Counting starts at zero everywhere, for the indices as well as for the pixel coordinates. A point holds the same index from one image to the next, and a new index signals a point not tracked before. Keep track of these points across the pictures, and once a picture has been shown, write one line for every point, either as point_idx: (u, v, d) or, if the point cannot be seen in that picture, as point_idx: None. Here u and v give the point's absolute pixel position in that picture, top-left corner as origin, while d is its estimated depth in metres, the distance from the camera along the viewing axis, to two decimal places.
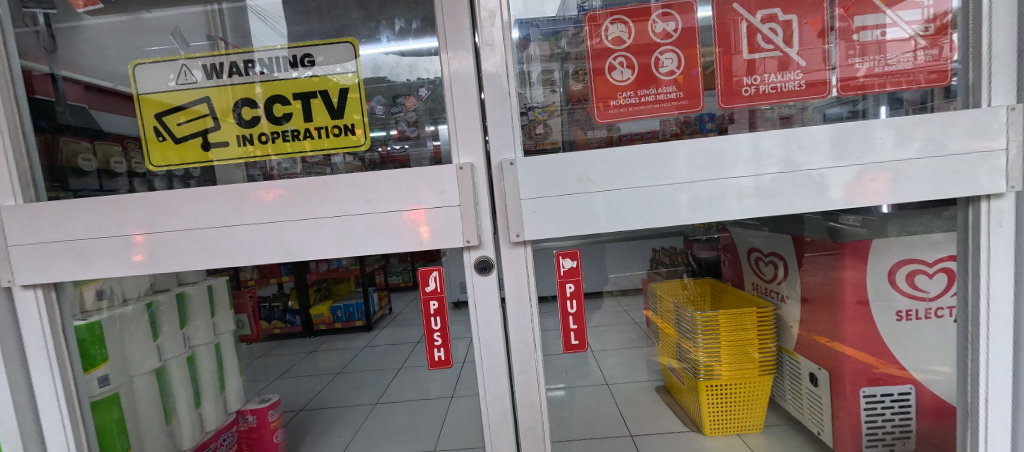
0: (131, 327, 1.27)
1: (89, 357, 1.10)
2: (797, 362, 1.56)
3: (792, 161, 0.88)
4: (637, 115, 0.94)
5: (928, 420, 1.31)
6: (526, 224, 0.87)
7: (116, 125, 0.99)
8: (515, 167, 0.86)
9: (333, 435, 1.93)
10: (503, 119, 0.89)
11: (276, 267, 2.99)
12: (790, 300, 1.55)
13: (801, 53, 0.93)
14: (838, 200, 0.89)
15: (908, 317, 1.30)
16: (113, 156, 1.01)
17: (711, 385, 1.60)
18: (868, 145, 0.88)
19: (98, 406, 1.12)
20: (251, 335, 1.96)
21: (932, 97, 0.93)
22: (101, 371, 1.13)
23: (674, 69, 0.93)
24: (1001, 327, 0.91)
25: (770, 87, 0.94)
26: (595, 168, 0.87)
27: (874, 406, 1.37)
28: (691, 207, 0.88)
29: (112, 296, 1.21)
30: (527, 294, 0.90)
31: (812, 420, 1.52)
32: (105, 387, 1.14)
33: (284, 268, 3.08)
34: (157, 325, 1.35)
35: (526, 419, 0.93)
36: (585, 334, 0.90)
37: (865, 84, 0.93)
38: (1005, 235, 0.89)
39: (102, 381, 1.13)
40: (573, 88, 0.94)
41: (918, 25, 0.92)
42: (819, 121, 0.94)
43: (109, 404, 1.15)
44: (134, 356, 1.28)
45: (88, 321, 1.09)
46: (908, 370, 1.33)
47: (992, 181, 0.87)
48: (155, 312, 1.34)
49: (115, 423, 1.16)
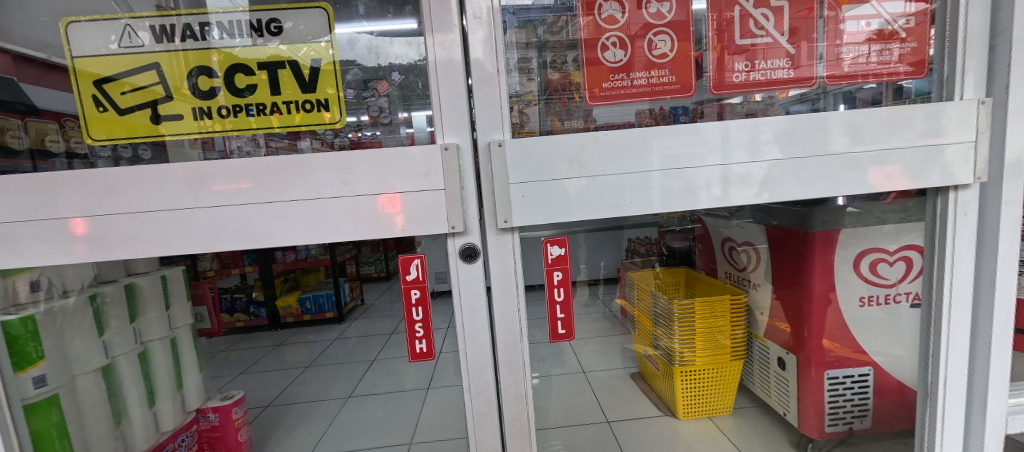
0: (73, 322, 1.16)
1: (22, 355, 1.01)
2: (766, 346, 1.61)
3: (778, 150, 0.88)
4: (632, 98, 0.92)
5: (883, 399, 1.40)
6: (514, 210, 0.83)
7: (51, 98, 0.87)
8: (504, 149, 0.82)
9: (301, 430, 1.85)
10: (491, 98, 0.85)
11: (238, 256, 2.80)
12: (761, 288, 1.57)
13: (790, 41, 0.93)
14: (820, 189, 0.90)
15: (870, 302, 1.35)
16: (47, 135, 0.88)
17: (687, 370, 1.62)
18: (848, 134, 0.89)
19: (33, 409, 1.02)
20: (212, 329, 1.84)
21: (884, 97, 0.96)
22: (39, 370, 1.03)
23: (668, 51, 0.91)
24: (961, 312, 0.96)
25: (760, 74, 0.94)
26: (586, 152, 0.84)
27: (837, 387, 1.43)
28: (678, 193, 0.87)
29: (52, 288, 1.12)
30: (514, 282, 0.87)
31: (778, 401, 1.58)
32: (42, 388, 1.04)
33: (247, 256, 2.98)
34: (103, 319, 1.24)
35: (511, 410, 0.91)
36: (572, 323, 0.88)
37: (850, 74, 0.95)
38: (969, 224, 0.94)
39: (38, 382, 1.03)
40: (550, 78, 0.92)
41: (900, 18, 0.94)
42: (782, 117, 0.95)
43: (47, 406, 1.05)
44: (77, 354, 1.17)
45: (21, 315, 1.01)
46: (867, 353, 1.40)
47: (962, 172, 0.91)
48: (101, 305, 1.22)
49: (55, 427, 1.06)
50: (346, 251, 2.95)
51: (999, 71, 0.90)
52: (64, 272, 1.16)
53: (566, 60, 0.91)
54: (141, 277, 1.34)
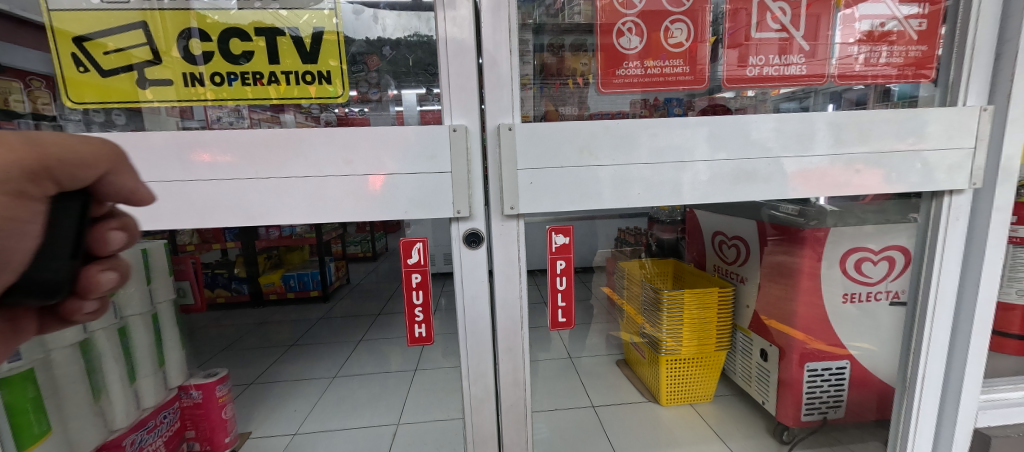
0: None
1: None
2: (749, 338, 1.65)
3: (786, 147, 0.89)
4: (644, 87, 0.91)
5: (857, 390, 1.46)
6: (520, 196, 0.82)
7: (24, 55, 0.81)
8: (514, 133, 0.80)
9: (286, 407, 1.84)
10: (502, 80, 0.82)
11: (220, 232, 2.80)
12: (748, 283, 1.60)
13: (805, 37, 0.93)
14: (822, 188, 0.91)
15: (852, 299, 1.39)
16: (10, 94, 0.82)
17: (673, 359, 1.65)
18: (853, 135, 0.90)
19: (8, 384, 0.99)
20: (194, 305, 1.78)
21: (869, 99, 0.97)
22: None
23: (684, 40, 0.90)
24: (944, 312, 1.00)
25: (774, 70, 0.93)
26: (597, 140, 0.83)
27: (815, 379, 1.47)
28: (685, 187, 0.87)
29: None
30: (516, 269, 0.86)
31: (758, 391, 1.63)
32: (15, 363, 1.01)
33: (228, 232, 2.85)
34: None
35: (508, 396, 0.91)
36: (573, 312, 0.87)
37: (860, 74, 0.95)
38: (959, 227, 0.97)
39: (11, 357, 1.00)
40: (545, 61, 0.90)
41: (913, 20, 0.94)
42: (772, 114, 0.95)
43: (22, 382, 1.01)
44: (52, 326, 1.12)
45: None
46: (845, 347, 1.44)
47: (958, 177, 0.93)
48: None
49: (30, 402, 1.02)
50: (335, 230, 3.16)
51: (1002, 80, 0.91)
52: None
53: (564, 45, 0.90)
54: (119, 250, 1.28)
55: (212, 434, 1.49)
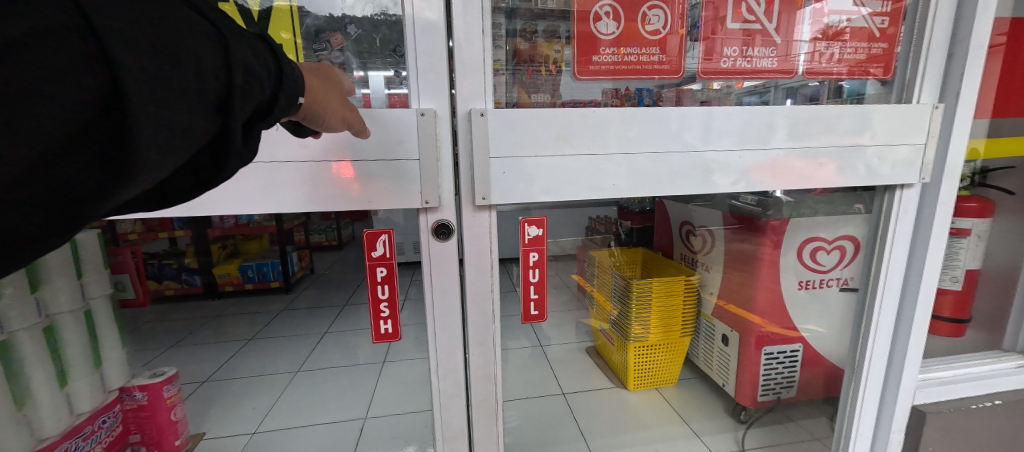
0: None
1: None
2: (712, 324, 1.70)
3: (754, 140, 0.90)
4: (620, 74, 0.89)
5: (808, 369, 1.55)
6: (492, 187, 0.79)
7: None
8: (486, 119, 0.77)
9: (244, 404, 1.77)
10: (475, 62, 0.78)
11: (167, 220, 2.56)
12: (712, 271, 1.65)
13: (777, 30, 0.93)
14: (787, 180, 0.94)
15: (808, 285, 1.45)
16: None
17: (641, 346, 1.69)
18: (817, 128, 0.92)
19: None
20: (137, 300, 1.65)
21: (823, 95, 0.99)
22: None
23: (661, 27, 0.88)
24: (891, 298, 1.06)
25: (747, 61, 0.94)
26: (572, 129, 0.80)
27: (771, 362, 1.54)
28: (658, 178, 0.86)
29: None
30: (488, 262, 0.84)
31: (719, 373, 1.69)
32: None
33: (176, 221, 2.60)
34: None
35: (479, 391, 0.89)
36: (545, 304, 0.86)
37: (826, 68, 0.98)
38: (908, 219, 1.02)
39: None
40: (518, 47, 0.87)
41: (876, 17, 0.96)
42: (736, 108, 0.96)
43: None
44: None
45: None
46: (798, 330, 1.51)
47: (909, 171, 0.98)
48: None
49: None
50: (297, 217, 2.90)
51: (952, 80, 0.95)
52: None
53: (536, 30, 0.87)
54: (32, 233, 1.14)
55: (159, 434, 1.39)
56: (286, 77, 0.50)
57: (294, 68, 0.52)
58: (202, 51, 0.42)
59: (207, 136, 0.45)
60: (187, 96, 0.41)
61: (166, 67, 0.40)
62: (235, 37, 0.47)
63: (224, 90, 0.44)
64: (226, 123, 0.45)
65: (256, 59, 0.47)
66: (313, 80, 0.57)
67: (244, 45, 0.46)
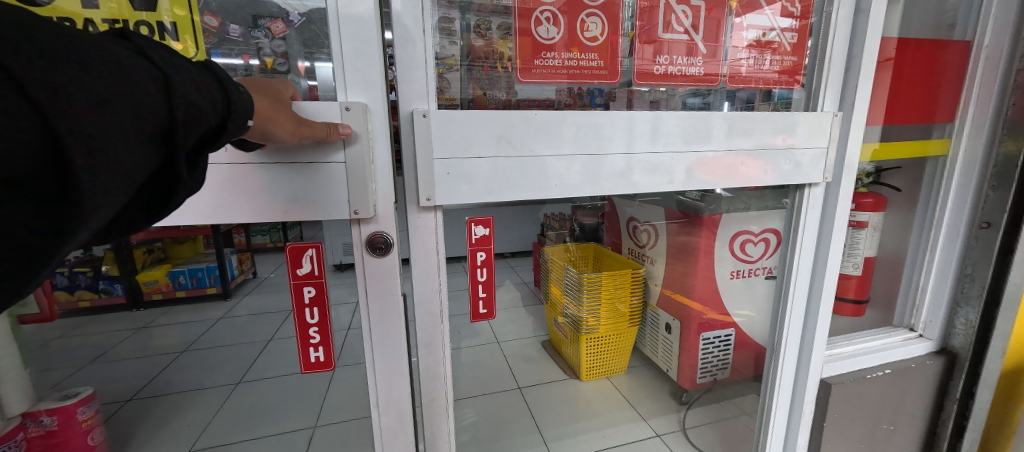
0: None
1: None
2: (656, 314, 1.81)
3: (685, 142, 0.97)
4: (560, 77, 0.92)
5: (740, 351, 1.69)
6: (437, 187, 0.79)
7: None
8: (428, 120, 0.77)
9: (177, 422, 1.66)
10: (415, 61, 0.78)
11: None
12: (657, 263, 1.75)
13: (703, 41, 1.01)
14: (715, 179, 1.02)
15: (739, 275, 1.58)
16: None
17: (591, 337, 1.75)
18: (739, 131, 1.01)
19: None
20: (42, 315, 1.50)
21: (757, 99, 1.09)
22: None
23: (599, 34, 0.92)
24: (802, 284, 1.18)
25: (677, 69, 1.00)
26: (515, 131, 0.82)
27: (708, 346, 1.67)
28: (600, 178, 0.91)
29: None
30: (436, 262, 0.84)
31: (663, 359, 1.81)
32: None
33: None
34: None
35: (430, 390, 0.89)
36: (494, 302, 0.87)
37: (746, 78, 1.07)
38: (815, 213, 1.14)
39: None
40: (472, 43, 0.88)
41: (787, 32, 1.07)
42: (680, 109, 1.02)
43: None
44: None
45: None
46: (730, 315, 1.65)
47: (816, 171, 1.09)
48: None
49: None
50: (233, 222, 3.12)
51: (849, 91, 1.07)
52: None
53: (490, 26, 0.87)
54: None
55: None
56: (237, 98, 0.52)
57: (246, 91, 0.54)
58: (142, 88, 0.44)
59: (148, 170, 0.46)
60: (129, 130, 0.43)
61: (100, 112, 0.41)
62: (180, 67, 0.48)
63: (169, 124, 0.46)
64: (172, 154, 0.47)
65: (205, 83, 0.49)
66: (263, 103, 0.60)
67: (186, 74, 0.47)
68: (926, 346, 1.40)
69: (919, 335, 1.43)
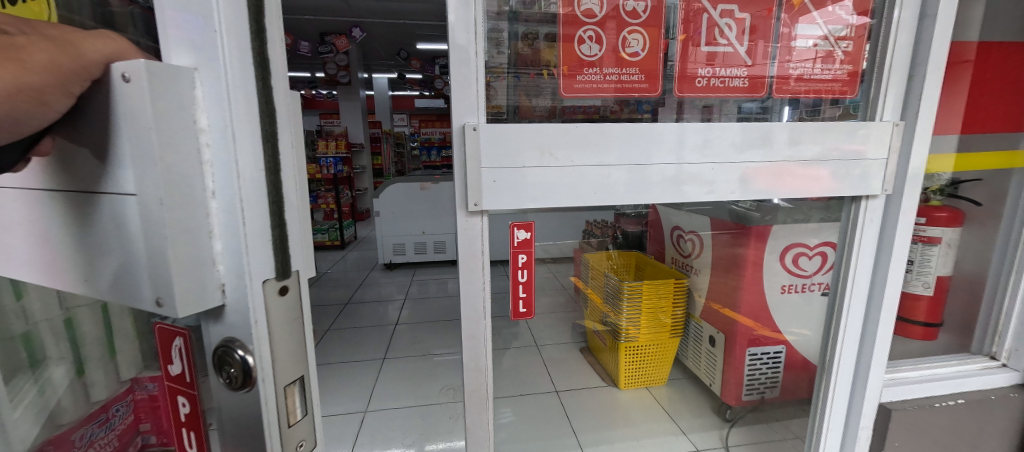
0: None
1: None
2: (700, 326, 1.77)
3: (729, 153, 0.96)
4: (601, 91, 0.95)
5: (792, 372, 1.59)
6: (483, 194, 0.86)
7: None
8: (478, 133, 0.84)
9: None
10: (467, 80, 0.85)
11: None
12: (701, 275, 1.72)
13: (748, 52, 1.00)
14: (762, 190, 1.00)
15: (790, 289, 1.52)
16: None
17: (630, 345, 1.75)
18: (788, 141, 0.98)
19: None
20: None
21: (823, 104, 1.05)
22: None
23: (639, 51, 0.95)
24: (857, 301, 1.12)
25: (720, 81, 1.00)
26: (556, 142, 0.87)
27: (756, 362, 1.61)
28: (640, 187, 0.93)
29: None
30: (480, 263, 0.90)
31: (706, 373, 1.77)
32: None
33: None
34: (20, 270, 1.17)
35: (471, 382, 0.95)
36: (533, 302, 0.93)
37: (795, 87, 1.04)
38: (873, 227, 1.08)
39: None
40: (521, 51, 0.92)
41: (842, 41, 1.03)
42: (735, 113, 1.02)
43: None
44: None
45: None
46: (782, 332, 1.58)
47: (874, 183, 1.04)
48: None
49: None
50: None
51: (913, 100, 1.02)
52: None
53: (538, 35, 0.92)
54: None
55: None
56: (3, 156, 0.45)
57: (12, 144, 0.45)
58: None
59: None
60: None
61: None
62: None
63: None
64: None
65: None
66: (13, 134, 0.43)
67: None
68: (1010, 377, 1.27)
69: (1000, 365, 1.30)
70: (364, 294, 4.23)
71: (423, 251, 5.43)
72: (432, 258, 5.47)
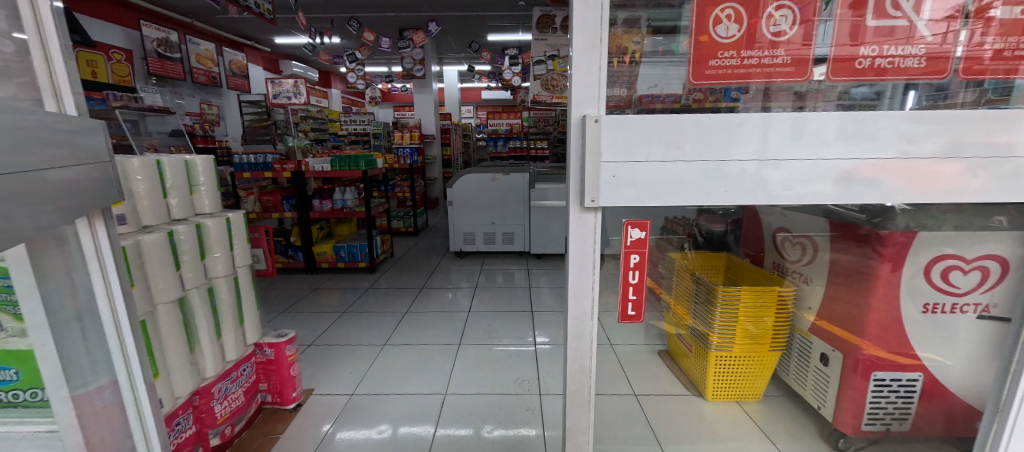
0: (158, 258, 1.63)
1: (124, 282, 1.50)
2: (809, 341, 1.63)
3: (905, 149, 0.84)
4: (738, 78, 0.86)
5: (927, 404, 1.44)
6: (602, 190, 0.81)
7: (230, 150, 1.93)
8: (600, 125, 0.80)
9: None
10: (590, 67, 0.80)
11: (281, 203, 4.48)
12: (813, 284, 1.58)
13: (927, 24, 0.85)
14: (936, 194, 0.86)
15: (935, 310, 1.35)
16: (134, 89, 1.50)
17: (722, 353, 1.64)
18: (978, 136, 0.83)
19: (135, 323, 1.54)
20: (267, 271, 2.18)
21: (953, 87, 0.88)
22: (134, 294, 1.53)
23: (787, 29, 0.85)
24: None
25: (886, 61, 0.86)
26: (684, 133, 0.81)
27: (882, 389, 1.46)
28: (784, 184, 0.84)
29: (131, 222, 1.66)
30: (590, 259, 0.86)
31: (814, 395, 1.62)
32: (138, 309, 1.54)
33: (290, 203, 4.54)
34: (180, 257, 1.73)
35: (575, 383, 0.93)
36: (642, 306, 0.89)
37: (988, 67, 0.88)
38: None
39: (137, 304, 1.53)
40: (618, 35, 0.84)
41: None
42: (841, 105, 0.88)
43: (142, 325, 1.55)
44: (159, 287, 1.64)
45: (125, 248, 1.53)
46: (920, 357, 1.41)
47: None
48: (177, 242, 1.74)
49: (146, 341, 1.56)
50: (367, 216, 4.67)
51: None
52: (141, 206, 1.72)
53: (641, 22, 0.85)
54: (183, 160, 1.91)
55: (280, 383, 2.22)
56: None
57: None
58: None
59: None
60: None
61: None
62: None
63: None
64: None
65: None
66: None
67: None
68: None
69: None
70: (436, 280, 4.42)
71: (492, 241, 5.53)
72: (500, 248, 5.56)
